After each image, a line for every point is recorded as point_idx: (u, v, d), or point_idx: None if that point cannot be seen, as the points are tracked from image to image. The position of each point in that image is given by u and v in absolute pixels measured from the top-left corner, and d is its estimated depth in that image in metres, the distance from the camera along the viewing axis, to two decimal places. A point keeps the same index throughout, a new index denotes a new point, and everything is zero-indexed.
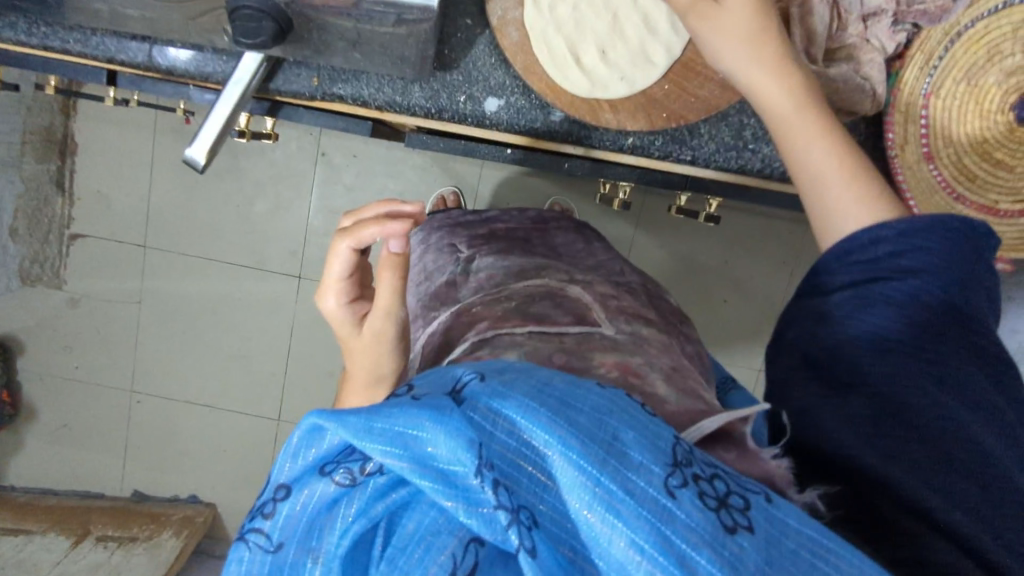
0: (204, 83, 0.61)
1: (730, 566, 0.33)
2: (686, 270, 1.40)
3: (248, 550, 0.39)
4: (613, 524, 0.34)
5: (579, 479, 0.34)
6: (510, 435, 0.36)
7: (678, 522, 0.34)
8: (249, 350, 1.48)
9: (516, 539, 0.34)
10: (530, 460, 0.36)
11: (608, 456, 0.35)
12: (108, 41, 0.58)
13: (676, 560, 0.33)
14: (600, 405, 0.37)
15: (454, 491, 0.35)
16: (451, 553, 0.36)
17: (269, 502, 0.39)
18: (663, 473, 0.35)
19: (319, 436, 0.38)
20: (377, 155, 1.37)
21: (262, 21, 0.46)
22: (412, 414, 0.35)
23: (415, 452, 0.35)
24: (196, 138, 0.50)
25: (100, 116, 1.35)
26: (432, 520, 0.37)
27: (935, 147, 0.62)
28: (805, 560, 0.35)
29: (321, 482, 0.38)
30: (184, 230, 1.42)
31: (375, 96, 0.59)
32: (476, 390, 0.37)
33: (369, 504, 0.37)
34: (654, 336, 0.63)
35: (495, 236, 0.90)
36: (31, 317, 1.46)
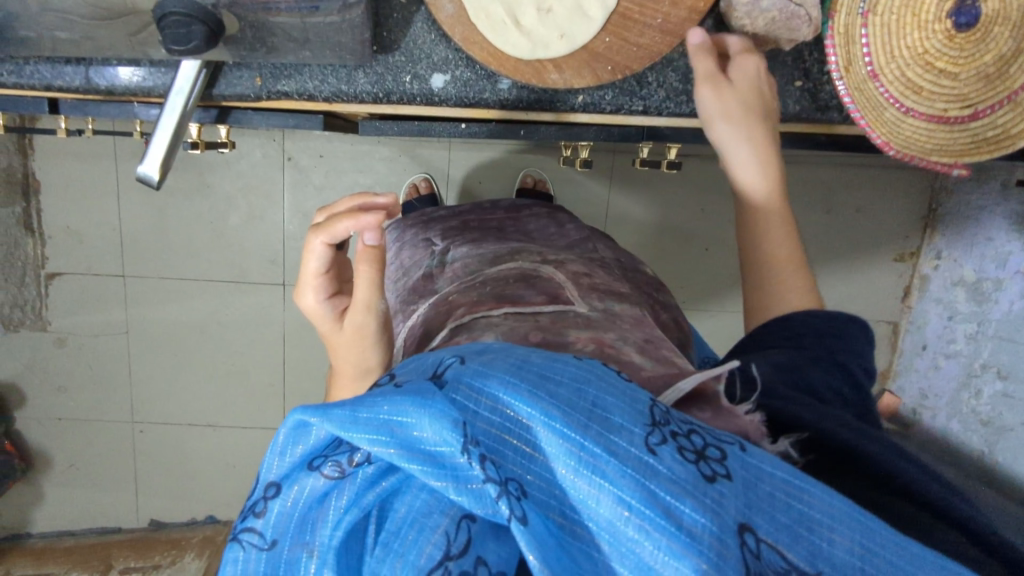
0: (147, 98, 0.60)
1: (714, 513, 0.34)
2: (664, 227, 1.41)
3: (243, 550, 0.39)
4: (600, 484, 0.34)
5: (564, 447, 0.35)
6: (493, 411, 0.37)
7: (661, 476, 0.35)
8: (244, 363, 1.49)
9: (506, 508, 0.34)
10: (515, 434, 0.36)
11: (589, 421, 0.36)
12: (42, 68, 0.57)
13: (663, 511, 0.34)
14: (578, 374, 0.38)
15: (443, 472, 0.36)
16: (444, 531, 0.37)
17: (261, 500, 0.40)
18: (643, 432, 0.36)
19: (305, 431, 0.39)
20: (343, 151, 1.36)
21: (191, 26, 0.45)
22: (396, 401, 0.36)
23: (403, 438, 0.36)
24: (147, 154, 0.50)
25: (57, 150, 1.33)
26: (422, 504, 0.38)
27: (880, 64, 0.58)
28: (780, 503, 0.36)
29: (311, 476, 0.39)
30: (160, 253, 1.41)
31: (320, 88, 0.58)
32: (458, 372, 0.39)
33: (359, 493, 0.39)
34: (629, 312, 0.64)
35: (468, 228, 0.91)
36: (21, 362, 1.45)
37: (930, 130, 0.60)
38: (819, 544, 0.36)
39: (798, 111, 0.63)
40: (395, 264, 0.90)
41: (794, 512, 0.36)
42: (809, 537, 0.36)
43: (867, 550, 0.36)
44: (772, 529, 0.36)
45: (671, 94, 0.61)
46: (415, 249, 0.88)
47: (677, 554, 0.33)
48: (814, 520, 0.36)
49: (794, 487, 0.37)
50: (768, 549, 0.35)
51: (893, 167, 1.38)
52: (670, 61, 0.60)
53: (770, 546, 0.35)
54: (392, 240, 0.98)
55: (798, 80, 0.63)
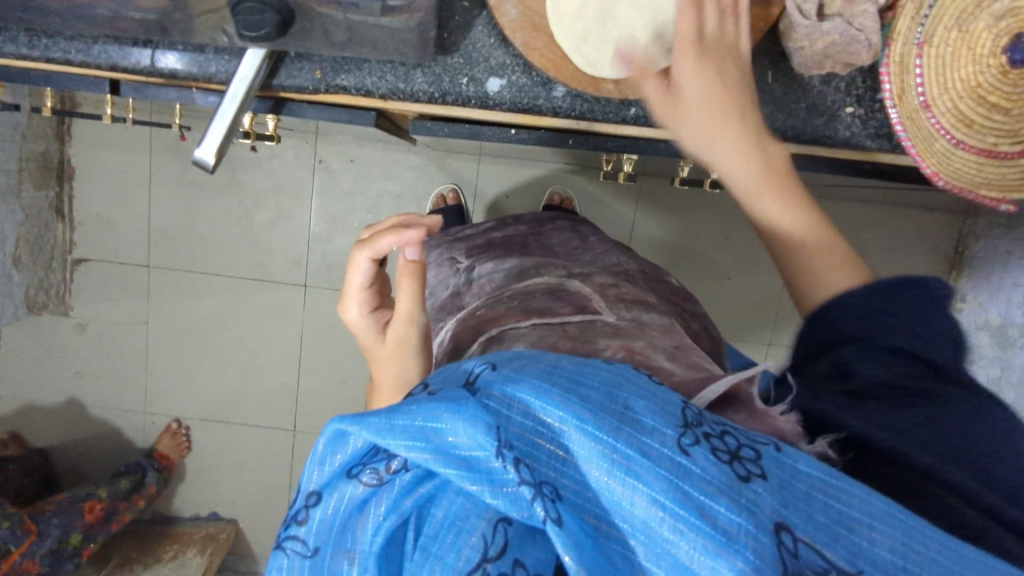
0: (206, 84, 0.61)
1: (748, 511, 0.34)
2: (689, 251, 1.41)
3: (287, 557, 0.40)
4: (633, 486, 0.34)
5: (596, 448, 0.35)
6: (526, 416, 0.36)
7: (694, 476, 0.35)
8: (259, 364, 1.49)
9: (541, 510, 0.34)
10: (547, 438, 0.36)
11: (619, 422, 0.36)
12: (110, 49, 0.58)
13: (696, 509, 0.33)
14: (610, 378, 0.38)
15: (477, 476, 0.36)
16: (481, 534, 0.36)
17: (303, 508, 0.40)
18: (675, 433, 0.36)
19: (344, 440, 0.39)
20: (374, 158, 1.38)
21: (264, 13, 0.47)
22: (430, 407, 0.36)
23: (439, 446, 0.36)
24: (205, 138, 0.52)
25: (96, 139, 1.36)
26: (458, 508, 0.37)
27: (933, 95, 0.58)
28: (818, 501, 0.36)
29: (350, 484, 0.39)
30: (187, 247, 1.43)
31: (378, 85, 0.59)
32: (490, 379, 0.39)
33: (398, 499, 0.38)
34: (656, 321, 0.64)
35: (492, 246, 0.91)
36: (40, 346, 1.47)
37: (979, 164, 0.60)
38: (860, 543, 0.34)
39: (848, 137, 0.62)
40: None
41: (833, 511, 0.35)
42: (849, 537, 0.34)
43: (911, 548, 0.34)
44: (810, 529, 0.34)
45: None
46: (441, 267, 0.88)
47: (715, 553, 0.33)
48: (855, 519, 0.35)
49: (832, 486, 0.36)
50: (806, 548, 0.34)
51: (920, 208, 1.37)
52: None
53: (808, 545, 0.34)
54: None
55: (850, 106, 0.61)
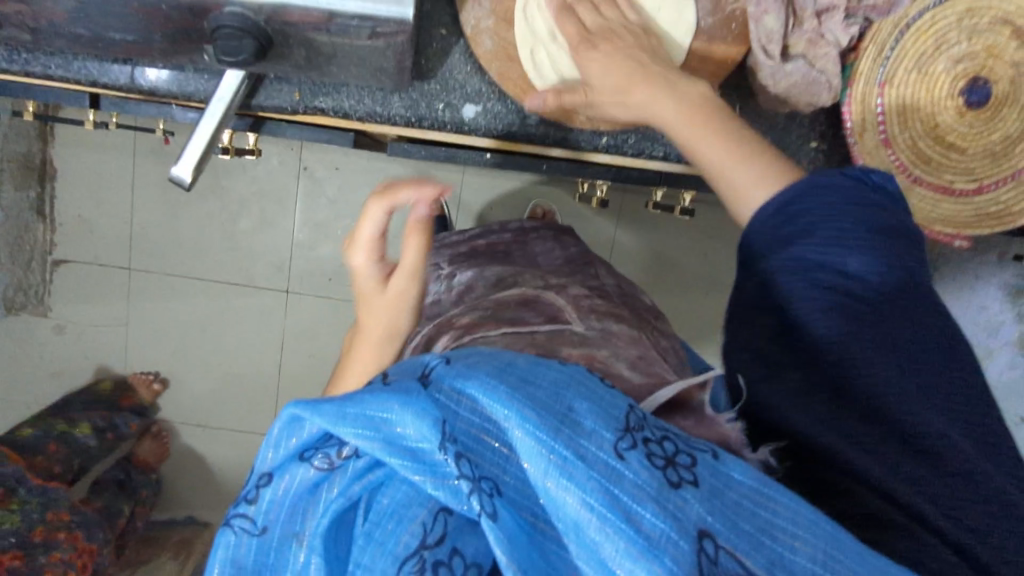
0: (187, 103, 0.63)
1: (674, 517, 0.35)
2: (665, 266, 1.43)
3: (234, 534, 0.41)
4: (566, 486, 0.35)
5: (535, 447, 0.35)
6: (473, 412, 0.37)
7: (625, 480, 0.35)
8: (241, 367, 1.49)
9: (477, 504, 0.36)
10: (492, 435, 0.37)
11: (560, 425, 0.36)
12: (90, 65, 0.59)
13: (622, 513, 0.34)
14: (559, 379, 0.39)
15: (421, 467, 0.37)
16: (422, 522, 0.38)
17: (255, 486, 0.41)
18: (613, 437, 0.37)
19: (298, 425, 0.39)
20: (359, 166, 1.39)
21: (242, 38, 0.48)
22: (382, 398, 0.37)
23: (385, 436, 0.37)
24: (183, 155, 0.52)
25: (78, 141, 1.36)
26: (403, 496, 0.39)
27: (893, 132, 0.60)
28: (747, 510, 0.37)
29: (302, 467, 0.40)
30: (168, 250, 1.43)
31: (355, 108, 0.60)
32: (442, 372, 0.39)
33: (347, 484, 0.39)
34: (622, 332, 0.66)
35: (475, 255, 0.90)
36: (15, 346, 1.46)
37: (936, 200, 0.62)
38: (780, 552, 0.35)
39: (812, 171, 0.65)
40: None
41: (758, 520, 0.36)
42: (770, 546, 0.35)
43: (830, 558, 0.35)
44: (732, 536, 0.35)
45: None
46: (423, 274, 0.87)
47: (634, 556, 0.33)
48: (782, 529, 0.36)
49: (761, 495, 0.37)
50: (727, 557, 0.35)
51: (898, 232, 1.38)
52: None
53: (729, 553, 0.35)
54: None
55: (814, 141, 0.64)
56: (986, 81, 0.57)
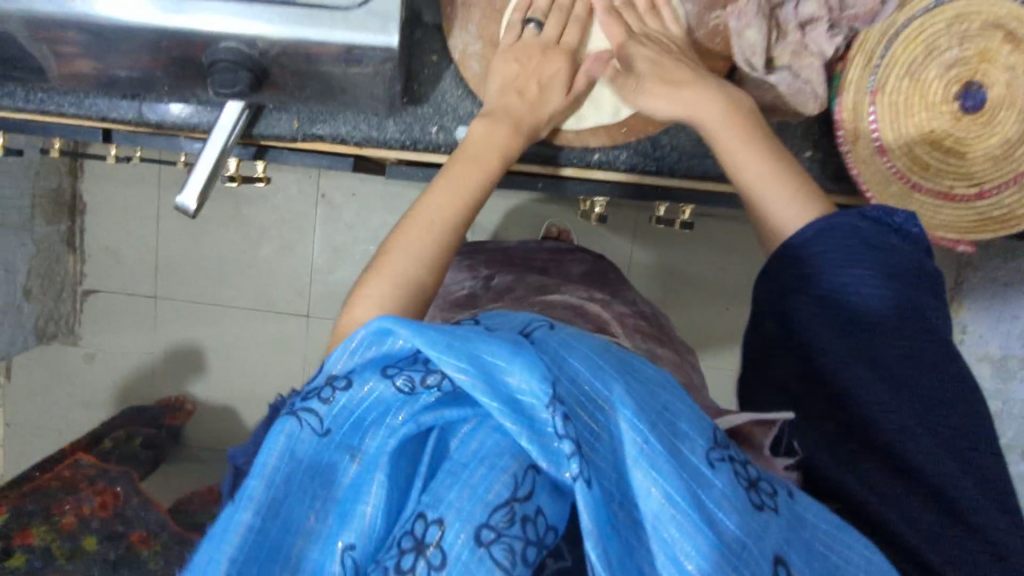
0: (194, 133, 0.65)
1: (754, 535, 0.34)
2: (681, 281, 1.36)
3: (298, 426, 0.37)
4: (654, 478, 0.34)
5: (630, 438, 0.35)
6: (572, 383, 0.36)
7: (714, 489, 0.34)
8: (262, 392, 1.51)
9: (576, 468, 0.33)
10: (591, 407, 0.35)
11: (659, 420, 0.35)
12: (100, 102, 0.62)
13: (706, 518, 0.33)
14: (657, 381, 0.38)
15: (519, 419, 0.34)
16: (512, 474, 0.34)
17: (328, 388, 0.38)
18: (705, 444, 0.36)
19: (389, 338, 0.37)
20: (376, 191, 1.40)
21: (237, 72, 0.50)
22: (493, 344, 0.35)
23: (487, 376, 0.35)
24: (186, 184, 0.55)
25: (105, 176, 1.42)
26: (493, 443, 0.35)
27: (888, 140, 0.59)
28: (818, 550, 0.37)
29: (383, 382, 0.37)
30: (192, 277, 1.47)
31: (352, 133, 0.62)
32: (544, 337, 0.38)
33: (418, 412, 0.36)
34: (668, 356, 0.66)
35: (511, 264, 0.85)
36: (49, 375, 1.51)
37: (935, 207, 0.61)
38: None
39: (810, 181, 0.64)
40: None
41: (827, 559, 0.37)
42: None
43: None
44: (803, 566, 0.36)
45: (686, 157, 0.64)
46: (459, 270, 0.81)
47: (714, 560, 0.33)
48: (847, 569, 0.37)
49: (835, 538, 0.37)
50: None
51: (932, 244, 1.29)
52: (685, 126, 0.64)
53: None
54: None
55: (807, 151, 0.64)
56: (981, 85, 0.57)
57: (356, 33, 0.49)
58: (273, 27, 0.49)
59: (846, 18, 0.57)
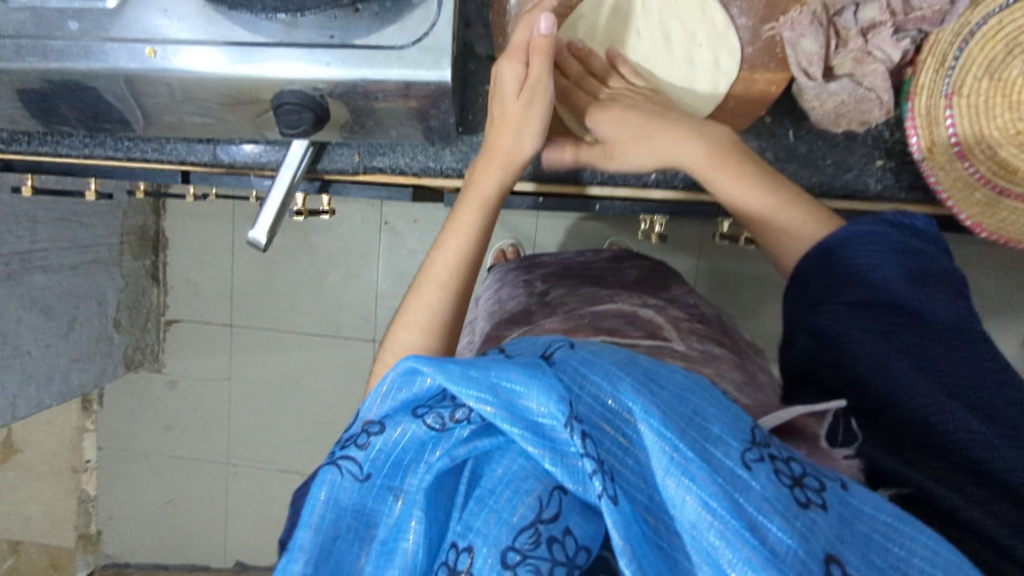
0: (262, 171, 0.68)
1: (805, 538, 0.32)
2: (752, 295, 1.28)
3: (339, 475, 0.37)
4: (687, 486, 0.32)
5: (658, 444, 0.33)
6: (595, 400, 0.35)
7: (752, 491, 0.32)
8: (329, 415, 1.55)
9: (599, 486, 0.32)
10: (615, 425, 0.35)
11: (686, 426, 0.34)
12: (179, 147, 0.66)
13: (748, 523, 0.31)
14: (683, 384, 0.36)
15: (542, 442, 0.34)
16: (537, 497, 0.35)
17: (364, 434, 0.38)
18: (740, 447, 0.34)
19: (414, 378, 0.37)
20: (436, 217, 1.43)
21: (302, 113, 0.52)
22: (509, 368, 0.35)
23: (509, 403, 0.34)
24: (258, 220, 0.57)
25: (185, 212, 1.51)
26: (518, 468, 0.36)
27: (967, 144, 0.56)
28: (877, 545, 0.33)
29: (413, 423, 0.37)
30: (265, 306, 1.53)
31: (411, 164, 0.63)
32: (566, 356, 0.37)
33: (452, 447, 0.36)
34: (726, 356, 0.61)
35: (567, 276, 0.84)
36: (137, 399, 1.61)
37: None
38: None
39: (881, 190, 0.61)
40: (491, 300, 0.85)
41: (891, 556, 0.33)
42: None
43: None
44: (862, 566, 0.32)
45: None
46: (515, 289, 0.82)
47: (757, 567, 0.30)
48: (914, 566, 0.33)
49: (895, 530, 0.34)
50: None
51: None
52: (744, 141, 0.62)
53: None
54: (492, 281, 0.93)
55: (879, 159, 0.61)
56: None
57: (409, 70, 0.50)
58: (332, 69, 0.51)
59: (913, 21, 0.54)
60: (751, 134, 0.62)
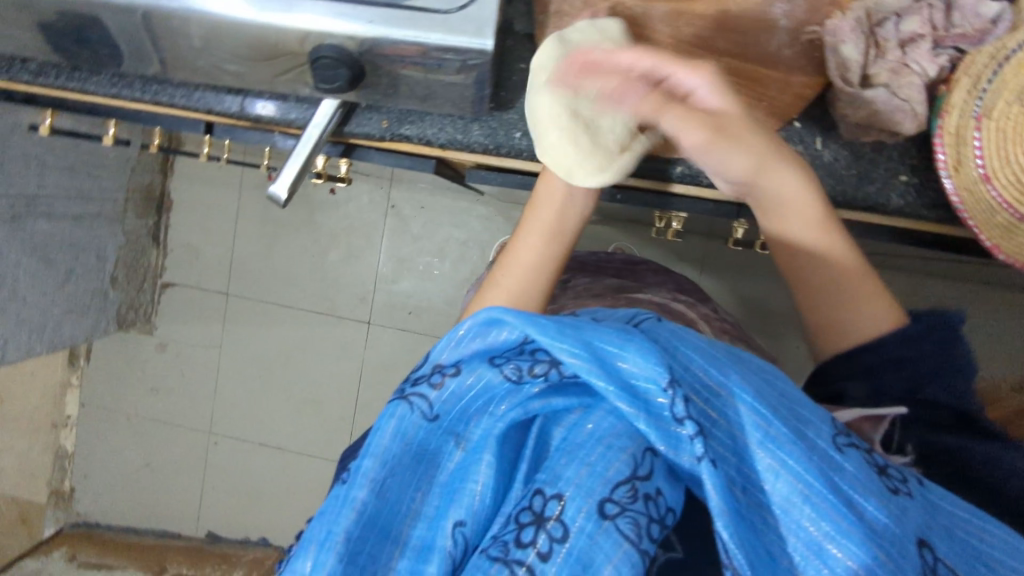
0: (287, 129, 0.68)
1: (894, 516, 0.40)
2: (751, 313, 1.28)
3: (408, 409, 0.44)
4: (779, 456, 0.40)
5: (753, 420, 0.41)
6: (697, 377, 0.42)
7: (845, 471, 0.40)
8: (318, 393, 1.54)
9: (700, 449, 0.39)
10: (711, 398, 0.42)
11: (780, 407, 0.42)
12: (207, 95, 0.65)
13: (842, 499, 0.39)
14: (764, 370, 0.44)
15: (636, 404, 0.41)
16: (632, 454, 0.42)
17: (438, 374, 0.45)
18: (827, 429, 0.42)
19: (493, 328, 0.44)
20: (443, 206, 1.43)
21: (338, 68, 0.53)
22: (611, 336, 0.41)
23: (604, 365, 0.41)
24: (279, 176, 0.57)
25: (194, 177, 1.51)
26: (609, 426, 0.43)
27: (993, 168, 0.55)
28: (941, 521, 0.43)
29: (491, 370, 0.44)
30: (264, 277, 1.52)
31: (438, 135, 0.63)
32: (655, 329, 0.45)
33: (525, 400, 0.44)
34: None
35: (581, 270, 0.85)
36: (125, 360, 1.60)
37: None
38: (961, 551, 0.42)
39: (903, 206, 0.61)
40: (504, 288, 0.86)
41: (950, 525, 0.43)
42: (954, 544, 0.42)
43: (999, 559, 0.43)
44: (927, 529, 0.41)
45: None
46: None
47: (845, 529, 0.38)
48: (974, 541, 0.43)
49: (975, 524, 0.44)
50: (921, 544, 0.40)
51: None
52: None
53: (927, 547, 0.41)
54: None
55: (903, 174, 0.61)
56: None
57: (451, 34, 0.50)
58: (374, 27, 0.51)
59: (952, 38, 0.55)
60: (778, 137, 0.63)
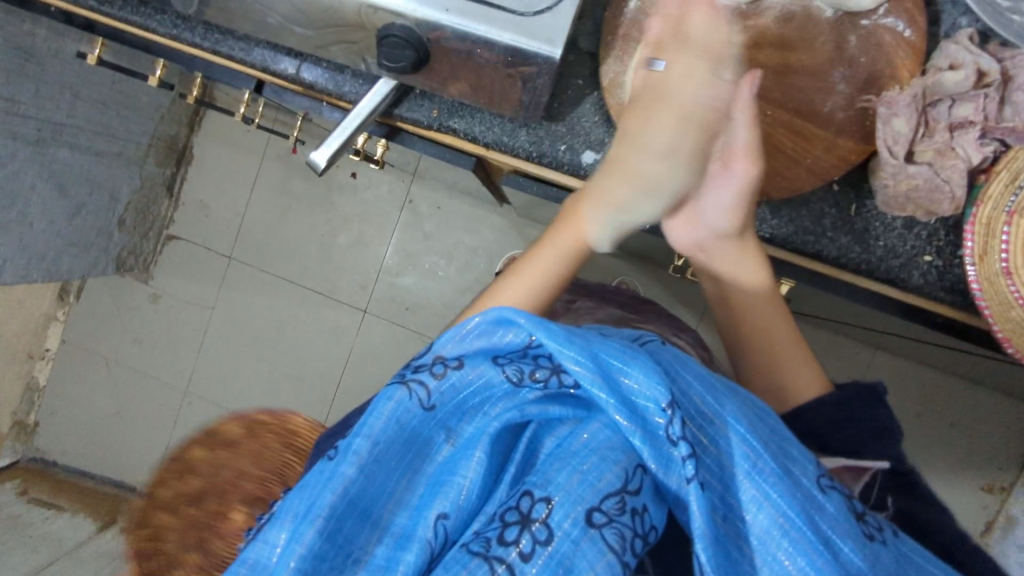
0: (337, 101, 0.68)
1: (871, 562, 0.44)
2: None
3: (407, 395, 0.49)
4: (764, 486, 0.44)
5: (745, 449, 0.46)
6: (697, 405, 0.48)
7: (828, 511, 0.45)
8: (300, 373, 1.52)
9: (691, 469, 0.44)
10: (707, 424, 0.47)
11: (772, 442, 0.47)
12: (266, 53, 0.66)
13: (821, 538, 0.43)
14: (758, 410, 0.49)
15: (635, 419, 0.46)
16: (623, 469, 0.46)
17: (441, 365, 0.50)
18: (817, 470, 0.47)
19: (501, 330, 0.50)
20: (459, 211, 1.44)
21: (405, 50, 0.53)
22: (620, 351, 0.47)
23: (611, 379, 0.46)
24: (320, 146, 0.57)
25: (220, 136, 1.52)
26: (605, 440, 0.47)
27: (1016, 264, 0.55)
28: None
29: (494, 368, 0.50)
30: (269, 247, 1.52)
31: (484, 133, 0.64)
32: (659, 354, 0.50)
33: (522, 403, 0.49)
34: None
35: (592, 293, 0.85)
36: (114, 305, 1.59)
37: None
38: None
39: (921, 285, 0.62)
40: None
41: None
42: None
43: None
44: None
45: (799, 232, 0.64)
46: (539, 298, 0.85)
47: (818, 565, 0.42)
48: None
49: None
50: None
51: (1011, 395, 1.18)
52: (805, 202, 0.63)
53: None
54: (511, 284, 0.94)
55: (928, 255, 0.62)
56: None
57: (523, 37, 0.52)
58: (449, 16, 0.52)
59: (1000, 130, 0.56)
60: (814, 197, 0.63)
